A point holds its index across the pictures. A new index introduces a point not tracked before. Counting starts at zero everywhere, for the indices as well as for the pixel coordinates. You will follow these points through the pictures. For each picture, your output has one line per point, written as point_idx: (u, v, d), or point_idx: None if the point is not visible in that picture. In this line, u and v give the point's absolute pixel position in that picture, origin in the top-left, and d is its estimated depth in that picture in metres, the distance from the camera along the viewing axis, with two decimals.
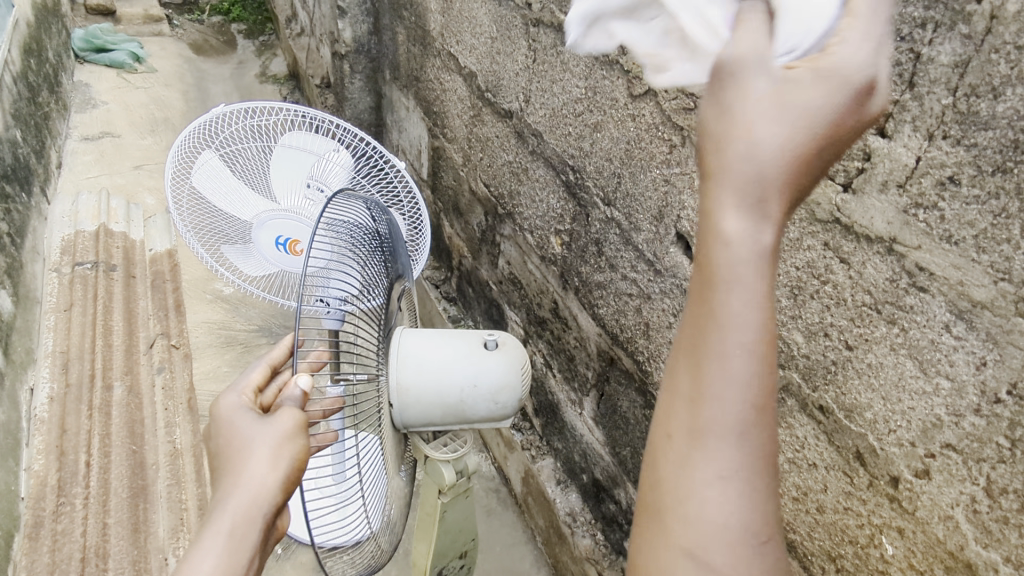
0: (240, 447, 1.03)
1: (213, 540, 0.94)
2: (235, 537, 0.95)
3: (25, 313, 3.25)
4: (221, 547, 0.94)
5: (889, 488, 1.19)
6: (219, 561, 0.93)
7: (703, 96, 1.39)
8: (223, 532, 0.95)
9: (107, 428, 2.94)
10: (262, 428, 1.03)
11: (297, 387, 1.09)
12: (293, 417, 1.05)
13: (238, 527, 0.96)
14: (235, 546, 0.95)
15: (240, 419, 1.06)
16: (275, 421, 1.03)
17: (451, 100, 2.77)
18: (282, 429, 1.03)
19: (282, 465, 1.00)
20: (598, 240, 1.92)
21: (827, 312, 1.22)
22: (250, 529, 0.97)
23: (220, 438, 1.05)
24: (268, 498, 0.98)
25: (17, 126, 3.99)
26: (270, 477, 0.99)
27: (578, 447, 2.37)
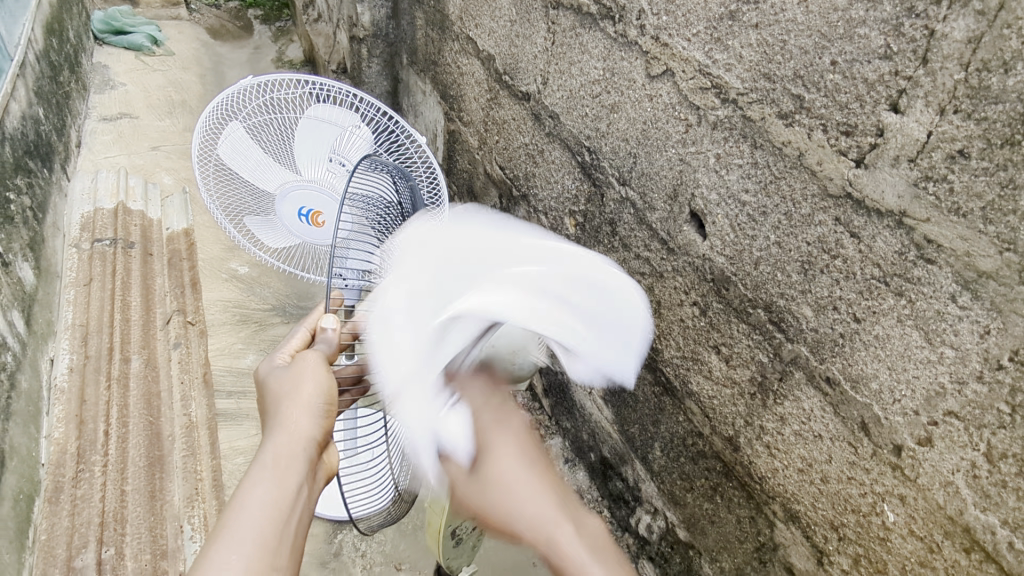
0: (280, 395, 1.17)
1: (263, 472, 1.03)
2: (284, 468, 1.05)
3: (46, 285, 3.31)
4: (272, 476, 1.03)
5: (892, 456, 1.23)
6: (271, 490, 1.01)
7: (720, 75, 1.43)
8: (268, 464, 1.05)
9: (125, 399, 2.99)
10: (296, 372, 1.19)
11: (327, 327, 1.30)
12: (318, 364, 1.20)
13: (282, 459, 1.06)
14: (285, 476, 1.04)
15: (277, 374, 1.21)
16: (306, 364, 1.20)
17: (469, 84, 2.81)
18: (313, 371, 1.19)
19: (316, 399, 1.15)
20: (612, 220, 1.96)
21: (836, 286, 1.26)
22: (293, 461, 1.07)
23: (266, 396, 1.20)
24: (309, 428, 1.12)
25: (39, 104, 4.06)
26: (309, 412, 1.13)
27: (586, 426, 2.42)
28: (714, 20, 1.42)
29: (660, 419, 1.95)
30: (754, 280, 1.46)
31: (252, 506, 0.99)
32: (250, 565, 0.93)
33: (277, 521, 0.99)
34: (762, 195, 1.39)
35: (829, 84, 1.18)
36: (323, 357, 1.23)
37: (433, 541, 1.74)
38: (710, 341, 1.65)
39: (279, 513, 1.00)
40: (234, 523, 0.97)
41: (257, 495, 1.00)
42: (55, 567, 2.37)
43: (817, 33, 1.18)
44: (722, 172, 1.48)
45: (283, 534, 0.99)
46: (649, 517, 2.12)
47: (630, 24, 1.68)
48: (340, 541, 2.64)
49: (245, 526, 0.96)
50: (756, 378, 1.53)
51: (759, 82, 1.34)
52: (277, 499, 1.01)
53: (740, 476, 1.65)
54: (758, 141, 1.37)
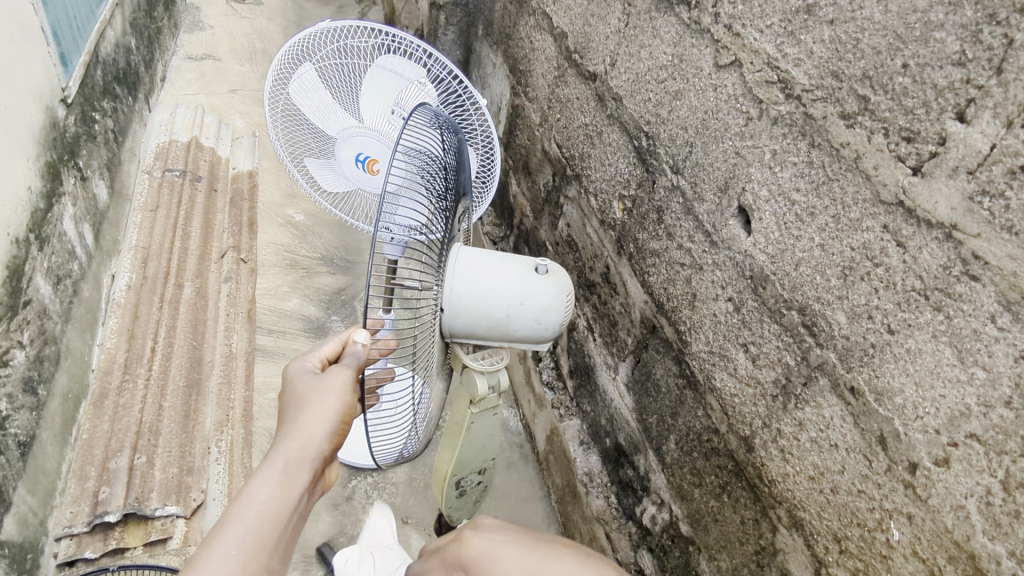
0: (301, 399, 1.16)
1: (270, 471, 1.04)
2: (290, 473, 1.05)
3: (116, 205, 3.50)
4: (278, 478, 1.04)
5: (906, 474, 1.20)
6: (274, 491, 1.02)
7: (788, 70, 1.40)
8: (277, 465, 1.05)
9: (174, 321, 3.16)
10: (322, 384, 1.16)
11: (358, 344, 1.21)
12: (345, 374, 1.17)
13: (291, 464, 1.06)
14: (289, 480, 1.04)
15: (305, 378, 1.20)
16: (331, 378, 1.17)
17: (539, 60, 2.82)
18: (336, 386, 1.16)
19: (329, 415, 1.12)
20: (660, 207, 1.95)
21: (875, 295, 1.23)
22: (301, 468, 1.06)
23: (290, 393, 1.18)
24: (318, 441, 1.09)
25: (133, 35, 4.26)
26: (322, 424, 1.11)
27: (606, 411, 2.43)
28: (790, 13, 1.40)
29: (679, 412, 1.94)
30: (793, 281, 1.44)
31: (256, 504, 1.00)
32: (244, 563, 0.95)
33: (275, 524, 1.00)
34: (813, 195, 1.36)
35: (898, 87, 1.16)
36: (353, 374, 1.18)
37: (438, 489, 1.79)
38: (739, 339, 1.64)
39: (279, 515, 1.01)
40: (237, 520, 0.99)
41: (261, 493, 1.01)
42: (92, 464, 2.53)
43: (893, 33, 1.16)
44: (776, 168, 1.46)
45: (278, 537, 0.99)
46: (654, 508, 2.12)
47: (705, 11, 1.67)
48: (354, 486, 2.73)
49: (245, 527, 0.98)
50: (780, 380, 1.51)
51: (826, 80, 1.31)
52: (279, 501, 1.02)
53: (750, 477, 1.64)
54: (817, 140, 1.35)
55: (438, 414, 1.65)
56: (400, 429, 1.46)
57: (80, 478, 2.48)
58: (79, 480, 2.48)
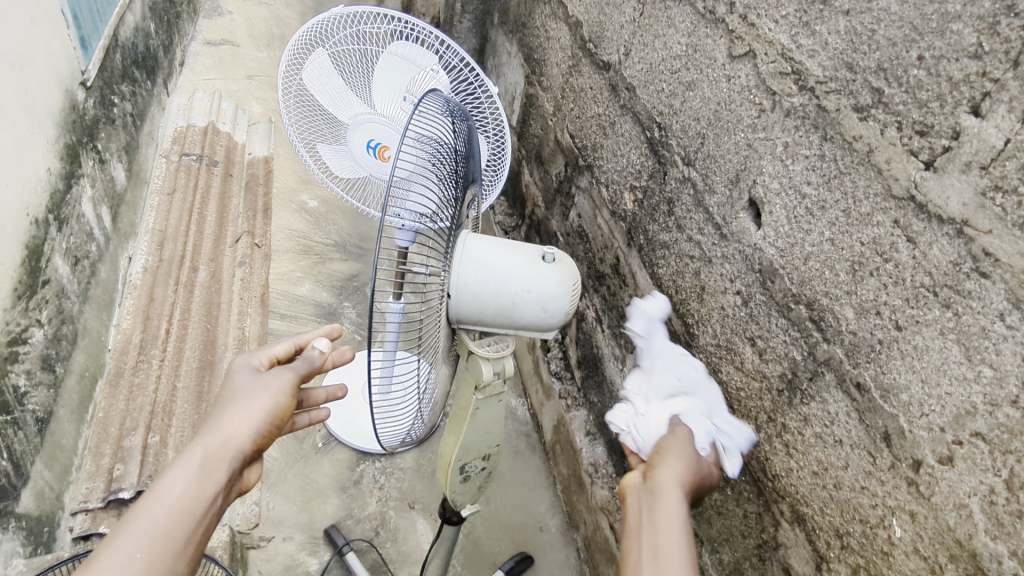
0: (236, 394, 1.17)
1: (188, 467, 1.04)
2: (206, 470, 1.06)
3: (134, 189, 3.55)
4: (192, 474, 1.04)
5: (909, 471, 1.19)
6: (190, 488, 1.03)
7: (802, 61, 1.39)
8: (197, 462, 1.06)
9: (188, 304, 3.20)
10: (260, 382, 1.17)
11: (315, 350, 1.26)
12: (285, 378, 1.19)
13: (210, 462, 1.07)
14: (205, 476, 1.05)
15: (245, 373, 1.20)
16: (270, 379, 1.18)
17: (553, 49, 2.81)
18: (273, 388, 1.17)
19: (259, 418, 1.13)
20: (671, 199, 1.94)
21: (883, 290, 1.22)
22: (220, 467, 1.07)
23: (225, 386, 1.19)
24: (245, 442, 1.10)
25: (153, 20, 4.30)
26: (251, 425, 1.12)
27: (613, 402, 2.43)
28: (805, 4, 1.38)
29: None
30: (801, 275, 1.43)
31: (167, 501, 1.01)
32: (148, 559, 0.95)
33: (186, 523, 1.00)
34: (824, 189, 1.35)
35: (912, 79, 1.14)
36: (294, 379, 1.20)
37: (443, 474, 1.80)
38: (746, 332, 1.63)
39: (189, 512, 1.01)
40: (146, 515, 0.99)
41: (175, 488, 1.02)
42: (107, 442, 2.58)
43: (909, 25, 1.14)
44: (788, 161, 1.45)
45: (188, 536, 1.00)
46: None
47: (720, 1, 1.65)
48: (362, 470, 2.76)
49: (152, 523, 0.98)
50: (786, 375, 1.50)
51: (840, 71, 1.29)
52: (191, 499, 1.02)
53: (753, 471, 1.64)
54: (829, 133, 1.33)
55: (443, 400, 1.67)
56: (406, 413, 1.47)
57: (95, 455, 2.53)
58: (94, 457, 2.53)
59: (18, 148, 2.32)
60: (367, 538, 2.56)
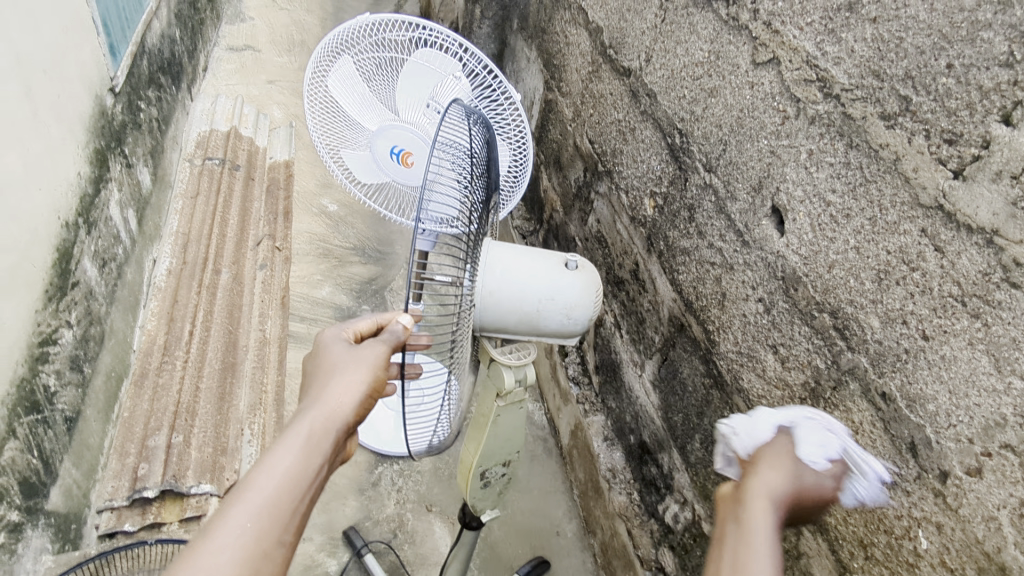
0: (330, 371, 1.09)
1: (292, 441, 0.95)
2: (311, 444, 0.96)
3: (159, 192, 3.61)
4: (298, 449, 0.95)
5: (937, 482, 1.18)
6: (295, 461, 0.93)
7: (827, 69, 1.38)
8: (299, 436, 0.97)
9: (211, 306, 3.24)
10: (354, 354, 1.10)
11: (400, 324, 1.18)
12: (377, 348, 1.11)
13: (313, 435, 0.97)
14: (312, 451, 0.96)
15: (335, 350, 1.12)
16: (361, 352, 1.10)
17: (573, 54, 2.81)
18: (368, 359, 1.09)
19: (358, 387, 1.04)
20: (692, 205, 1.94)
21: (910, 299, 1.21)
22: (324, 437, 0.98)
23: (317, 364, 1.11)
24: (343, 413, 1.01)
25: (178, 26, 4.37)
26: (350, 395, 1.03)
27: (631, 408, 2.43)
28: (831, 11, 1.37)
29: (704, 411, 1.93)
30: (825, 283, 1.42)
31: (273, 475, 0.91)
32: (258, 533, 0.85)
33: (294, 494, 0.91)
34: (849, 197, 1.34)
35: (940, 88, 1.14)
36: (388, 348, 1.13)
37: (464, 479, 1.82)
38: (768, 339, 1.62)
39: (298, 486, 0.92)
40: (254, 487, 0.90)
41: (282, 464, 0.92)
42: (132, 441, 2.62)
43: (937, 33, 1.14)
44: (812, 169, 1.44)
45: (296, 509, 0.90)
46: (676, 506, 2.12)
47: (744, 7, 1.65)
48: (380, 472, 2.78)
49: (260, 494, 0.88)
50: (809, 384, 1.49)
51: (867, 79, 1.29)
52: (299, 471, 0.93)
53: None
54: (855, 140, 1.33)
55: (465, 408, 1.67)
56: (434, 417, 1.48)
57: (120, 454, 2.58)
58: (119, 456, 2.57)
59: (51, 153, 2.38)
60: (385, 540, 2.58)
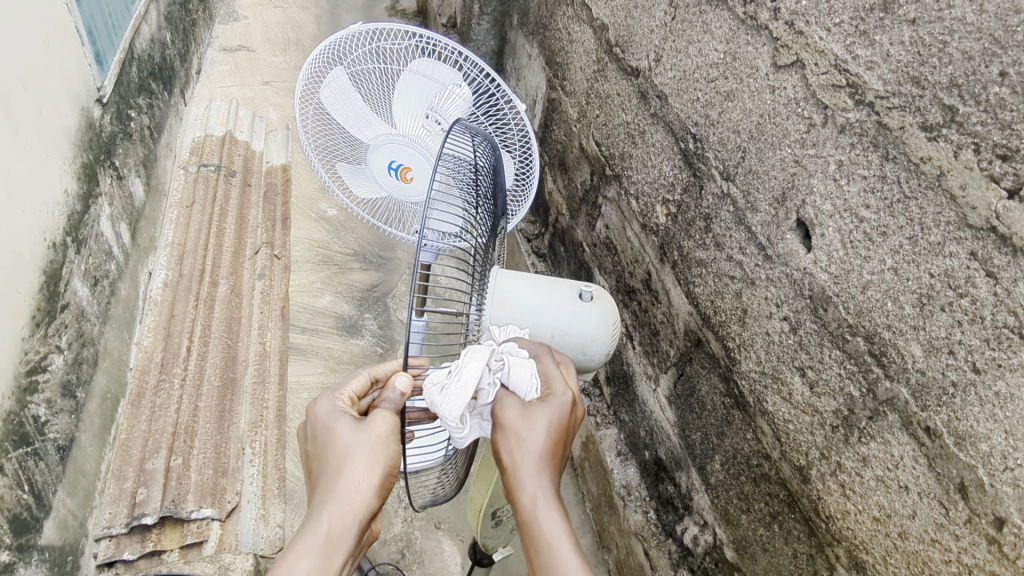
0: (338, 454, 1.04)
1: (311, 544, 0.96)
2: (331, 541, 0.98)
3: (153, 202, 3.51)
4: (318, 551, 0.96)
5: (991, 529, 1.09)
6: (316, 564, 0.95)
7: (859, 74, 1.28)
8: (319, 535, 0.98)
9: (209, 319, 3.14)
10: (362, 430, 1.05)
11: (396, 389, 1.10)
12: (387, 422, 1.04)
13: (334, 531, 0.98)
14: (332, 548, 0.97)
15: (337, 424, 1.07)
16: (371, 425, 1.04)
17: (577, 52, 2.70)
18: (379, 434, 1.04)
19: (373, 472, 1.02)
20: (708, 215, 1.83)
21: (957, 328, 1.11)
22: (345, 533, 0.99)
23: (320, 445, 1.08)
24: (361, 503, 1.01)
25: (168, 28, 4.26)
26: (365, 480, 1.01)
27: (645, 423, 2.33)
28: (863, 10, 1.26)
29: (725, 432, 1.83)
30: (859, 304, 1.32)
31: None
32: None
33: None
34: (885, 213, 1.24)
35: (992, 98, 1.03)
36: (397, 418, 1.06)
37: (473, 519, 1.72)
38: (795, 361, 1.52)
39: None
40: None
41: (299, 569, 0.94)
42: (130, 465, 2.54)
43: (988, 37, 1.03)
44: (842, 181, 1.34)
45: None
46: (696, 528, 2.02)
47: (763, 6, 1.54)
48: None
49: None
50: (841, 411, 1.39)
51: (905, 86, 1.18)
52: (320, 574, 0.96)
53: (804, 509, 1.53)
54: (891, 152, 1.22)
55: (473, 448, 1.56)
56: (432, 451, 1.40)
57: (118, 479, 2.50)
58: (117, 480, 2.49)
59: (36, 172, 2.28)
60: (393, 561, 2.50)
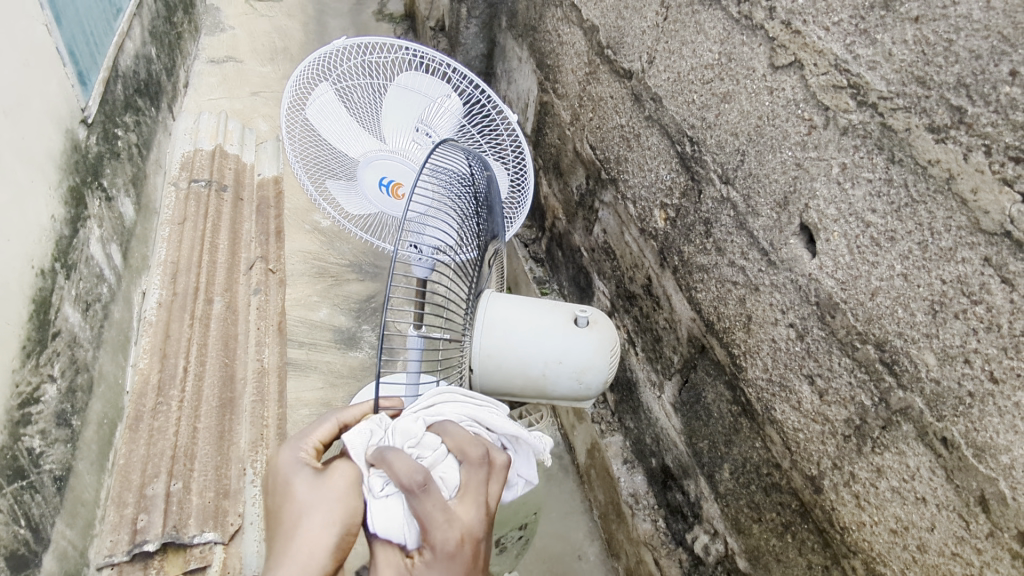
0: (294, 511, 0.98)
1: None
2: None
3: (144, 221, 3.46)
4: None
5: (1014, 544, 1.04)
6: None
7: (861, 74, 1.23)
8: None
9: (205, 338, 3.09)
10: (321, 480, 1.01)
11: (363, 434, 1.09)
12: (346, 474, 1.02)
13: None
14: None
15: (298, 481, 1.02)
16: (331, 477, 1.01)
17: (567, 55, 2.66)
18: (340, 486, 1.01)
19: (332, 527, 0.96)
20: (708, 219, 1.79)
21: (972, 335, 1.08)
22: None
23: (275, 502, 1.01)
24: (318, 559, 0.93)
25: (153, 43, 4.21)
26: (323, 536, 0.95)
27: (651, 430, 2.30)
28: (863, 9, 1.22)
29: (733, 440, 1.79)
30: (868, 311, 1.28)
31: None
32: None
33: None
34: (892, 217, 1.20)
35: (1002, 98, 0.99)
36: (358, 470, 1.04)
37: None
38: (803, 369, 1.48)
39: None
40: None
41: None
42: (130, 491, 2.50)
43: (997, 34, 0.99)
44: (847, 185, 1.30)
45: None
46: (707, 537, 1.99)
47: (758, 5, 1.50)
48: None
49: None
50: (853, 421, 1.35)
51: (909, 87, 1.14)
52: None
53: (818, 520, 1.49)
54: (897, 155, 1.18)
55: None
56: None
57: (118, 506, 2.46)
58: (117, 507, 2.45)
59: (20, 199, 2.24)
60: None
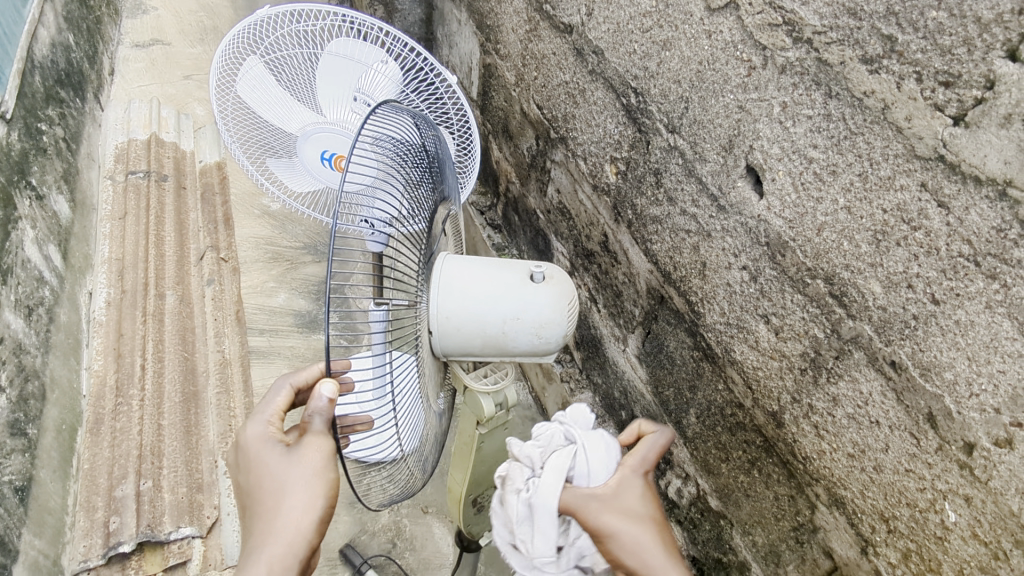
0: (272, 488, 1.02)
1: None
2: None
3: (82, 219, 3.30)
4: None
5: (961, 454, 1.10)
6: None
7: (794, 10, 1.23)
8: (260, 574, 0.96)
9: (160, 334, 3.00)
10: (292, 458, 1.02)
11: (323, 398, 1.00)
12: (320, 449, 1.02)
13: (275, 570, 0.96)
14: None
15: (271, 456, 1.04)
16: (303, 455, 1.02)
17: (506, 13, 2.60)
18: (313, 462, 1.01)
19: (315, 504, 1.01)
20: (658, 170, 1.79)
21: (914, 262, 1.10)
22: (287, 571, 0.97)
23: (251, 477, 1.05)
24: (306, 535, 1.00)
25: (70, 30, 3.97)
26: (306, 513, 1.01)
27: (618, 383, 2.33)
28: None
29: (697, 384, 1.83)
30: (816, 247, 1.31)
31: None
32: None
33: None
34: (833, 151, 1.22)
35: (930, 23, 1.00)
36: (330, 442, 1.03)
37: (454, 508, 1.71)
38: (758, 309, 1.51)
39: None
40: None
41: None
42: (98, 494, 2.44)
43: None
44: (788, 123, 1.31)
45: None
46: (679, 481, 2.04)
47: None
48: None
49: None
50: (808, 354, 1.39)
51: (841, 19, 1.14)
52: None
53: (781, 454, 1.55)
54: (834, 89, 1.19)
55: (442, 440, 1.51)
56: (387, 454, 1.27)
57: (87, 510, 2.39)
58: (87, 512, 2.39)
59: None
60: (385, 552, 2.49)
